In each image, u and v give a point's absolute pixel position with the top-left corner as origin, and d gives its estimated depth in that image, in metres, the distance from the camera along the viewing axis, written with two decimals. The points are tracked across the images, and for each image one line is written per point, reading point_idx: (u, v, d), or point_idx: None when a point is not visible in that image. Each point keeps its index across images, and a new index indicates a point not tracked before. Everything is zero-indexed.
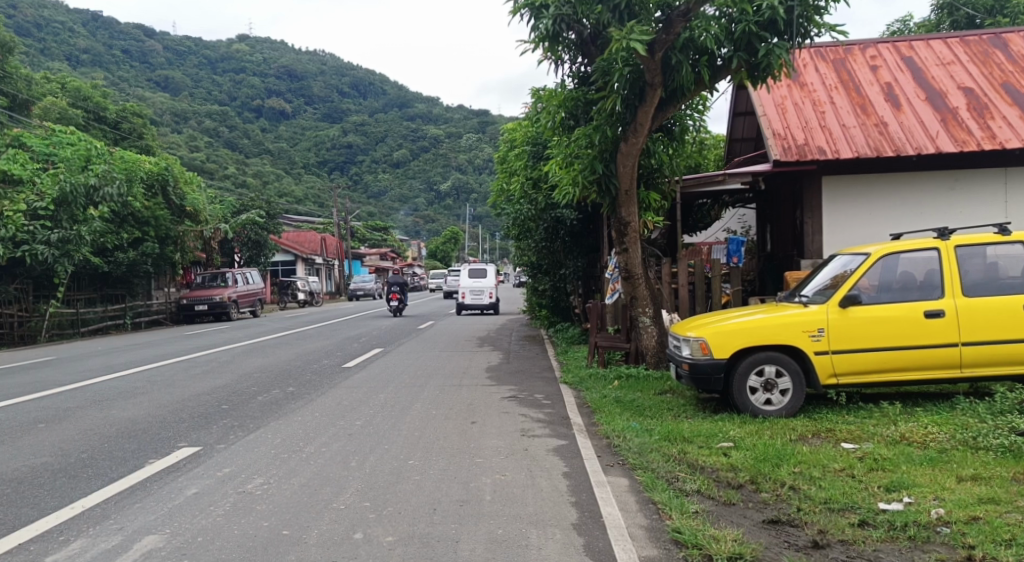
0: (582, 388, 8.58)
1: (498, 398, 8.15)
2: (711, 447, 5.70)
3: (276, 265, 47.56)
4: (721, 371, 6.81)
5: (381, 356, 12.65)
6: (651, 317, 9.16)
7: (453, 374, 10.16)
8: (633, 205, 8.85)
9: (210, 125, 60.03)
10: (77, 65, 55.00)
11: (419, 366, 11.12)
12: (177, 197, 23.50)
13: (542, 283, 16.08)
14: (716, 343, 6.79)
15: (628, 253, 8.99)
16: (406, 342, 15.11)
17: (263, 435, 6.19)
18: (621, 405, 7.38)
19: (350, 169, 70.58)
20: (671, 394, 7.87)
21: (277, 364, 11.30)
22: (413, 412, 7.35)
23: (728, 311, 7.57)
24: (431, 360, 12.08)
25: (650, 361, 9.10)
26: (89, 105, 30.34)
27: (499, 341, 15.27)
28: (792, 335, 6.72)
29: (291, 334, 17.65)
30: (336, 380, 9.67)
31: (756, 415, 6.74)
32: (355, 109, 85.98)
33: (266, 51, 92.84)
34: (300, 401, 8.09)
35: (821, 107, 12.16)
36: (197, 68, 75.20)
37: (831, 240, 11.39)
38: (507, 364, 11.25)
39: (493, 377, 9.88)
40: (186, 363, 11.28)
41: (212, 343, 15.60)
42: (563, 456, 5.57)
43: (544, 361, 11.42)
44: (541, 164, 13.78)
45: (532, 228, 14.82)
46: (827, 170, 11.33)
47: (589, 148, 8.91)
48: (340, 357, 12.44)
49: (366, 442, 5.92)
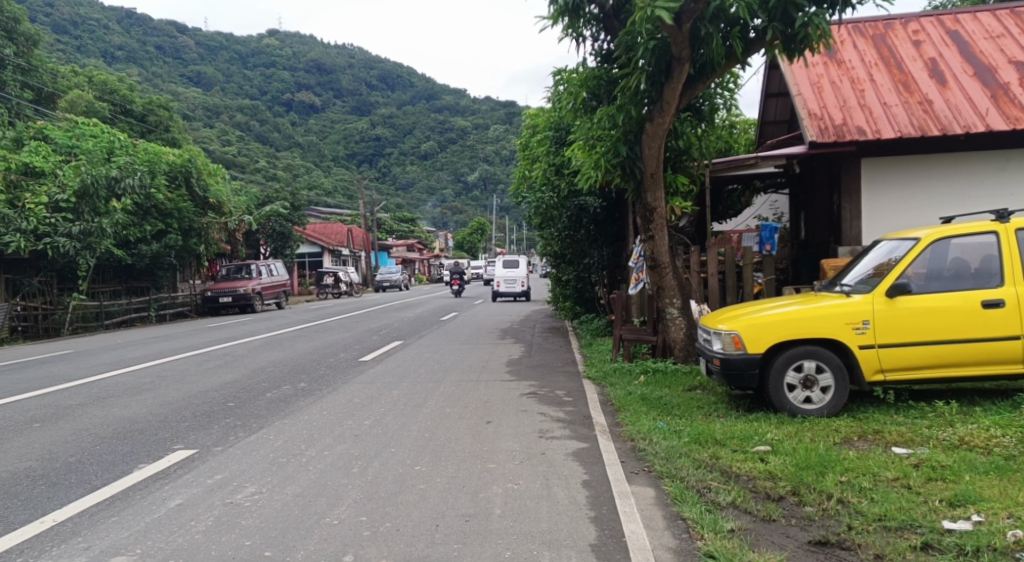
0: (606, 384, 8.09)
1: (516, 395, 7.74)
2: (746, 452, 5.16)
3: (304, 257, 47.79)
4: (756, 367, 6.23)
5: (399, 349, 12.35)
6: (679, 308, 8.62)
7: (472, 368, 9.77)
8: (660, 189, 8.31)
9: (240, 118, 60.55)
10: (111, 61, 55.83)
11: (437, 360, 10.78)
12: (200, 189, 23.57)
13: (565, 273, 15.56)
14: (750, 336, 6.22)
15: (654, 240, 8.45)
16: (426, 335, 14.80)
17: (265, 437, 5.90)
18: (647, 402, 6.88)
19: (378, 161, 70.65)
20: (702, 391, 7.34)
21: (293, 358, 11.09)
22: (425, 410, 6.98)
23: (763, 302, 6.97)
24: (450, 353, 11.72)
25: (678, 355, 8.58)
26: (114, 98, 30.55)
27: (522, 333, 14.85)
28: (834, 327, 6.09)
29: (313, 325, 17.51)
30: (350, 375, 9.38)
31: (795, 415, 6.14)
32: (382, 101, 86.15)
33: (295, 45, 93.37)
34: (309, 398, 7.80)
35: (861, 85, 11.35)
36: (228, 62, 75.97)
37: (871, 225, 10.64)
38: (528, 357, 10.82)
39: (512, 371, 9.47)
40: (202, 357, 11.16)
41: (233, 335, 15.53)
42: (582, 462, 5.12)
43: (567, 355, 10.96)
44: (564, 150, 13.25)
45: (554, 217, 14.32)
46: (868, 149, 10.56)
47: (613, 130, 8.37)
48: (358, 351, 12.18)
49: (372, 444, 5.58)
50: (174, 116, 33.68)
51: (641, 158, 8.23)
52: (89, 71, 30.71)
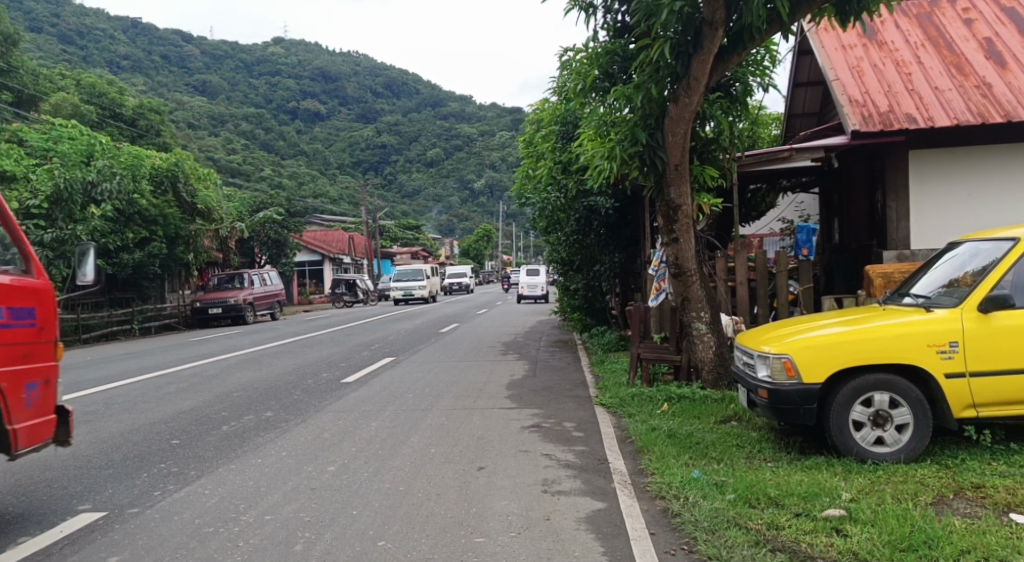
0: (624, 414, 6.83)
1: (515, 429, 6.54)
2: (816, 519, 3.90)
3: (305, 266, 46.78)
4: (813, 401, 4.98)
5: (389, 368, 11.17)
6: (707, 323, 7.42)
7: (466, 392, 8.56)
8: (685, 183, 7.14)
9: (247, 127, 59.88)
10: (118, 71, 55.39)
11: (428, 381, 9.59)
12: (187, 194, 22.90)
13: (573, 282, 14.33)
14: (806, 362, 4.98)
15: (678, 244, 7.23)
16: (422, 349, 13.62)
17: (198, 493, 4.71)
18: (675, 441, 5.63)
19: (384, 169, 69.97)
20: (740, 426, 6.10)
21: (270, 379, 9.96)
22: (405, 450, 5.80)
23: (815, 320, 5.74)
24: (444, 372, 10.52)
25: (706, 378, 7.38)
26: (104, 102, 30.22)
27: (526, 347, 13.62)
28: (913, 350, 4.85)
29: (303, 339, 16.40)
30: (326, 401, 8.22)
31: (864, 460, 4.87)
32: (389, 109, 85.80)
33: (302, 54, 93.19)
34: (272, 433, 6.64)
35: (906, 68, 10.10)
36: (233, 72, 75.61)
37: (921, 226, 9.39)
38: (532, 378, 9.62)
39: (513, 395, 8.26)
40: (168, 378, 10.06)
41: (215, 351, 14.45)
42: (599, 534, 3.85)
43: (576, 374, 9.75)
44: (571, 146, 12.06)
45: (561, 220, 13.12)
46: (916, 141, 9.32)
47: (631, 113, 7.19)
48: (343, 369, 11.03)
49: (330, 505, 4.38)
50: (168, 121, 33.01)
51: (663, 147, 7.04)
52: (77, 75, 30.18)
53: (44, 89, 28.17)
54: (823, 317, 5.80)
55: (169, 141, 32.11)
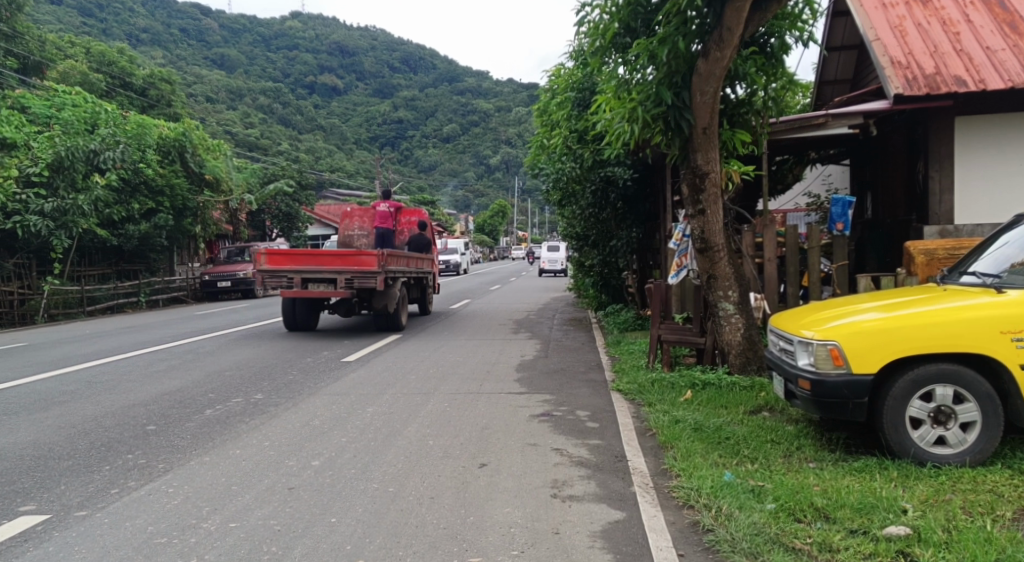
0: (642, 403, 6.21)
1: (522, 418, 5.95)
2: (877, 539, 3.27)
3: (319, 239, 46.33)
4: (864, 394, 4.29)
5: (393, 346, 10.66)
6: (735, 303, 6.73)
7: (472, 374, 8.00)
8: (714, 148, 6.40)
9: (265, 101, 59.34)
10: (137, 45, 55.10)
11: (432, 362, 9.03)
12: (195, 164, 22.45)
13: (588, 257, 13.63)
14: (856, 351, 4.30)
15: (705, 215, 6.52)
16: (430, 327, 13.09)
17: (164, 494, 4.21)
18: (702, 436, 5.00)
19: (401, 144, 69.27)
20: (772, 419, 5.48)
21: (268, 358, 9.49)
22: (400, 443, 5.26)
23: (861, 302, 5.05)
24: (451, 352, 9.96)
25: (733, 363, 6.72)
26: (113, 71, 29.74)
27: (538, 325, 13.05)
28: (983, 336, 4.15)
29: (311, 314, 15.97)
30: (322, 383, 7.71)
31: (922, 463, 4.19)
32: (405, 84, 84.74)
33: (319, 27, 92.24)
34: (256, 422, 6.14)
35: (954, 27, 9.13)
36: (251, 45, 74.92)
37: (963, 199, 8.50)
38: (543, 359, 9.05)
39: (522, 379, 7.70)
40: (162, 356, 9.65)
41: (220, 325, 14.08)
42: (616, 554, 3.26)
43: (589, 355, 9.16)
44: (589, 113, 11.25)
45: (576, 192, 12.47)
46: (964, 106, 8.39)
47: (654, 70, 6.38)
48: (346, 347, 10.53)
49: (307, 511, 3.84)
50: (179, 92, 32.55)
51: (690, 108, 6.26)
52: (87, 43, 29.73)
53: (51, 57, 27.69)
54: (870, 300, 5.11)
55: (181, 111, 31.68)
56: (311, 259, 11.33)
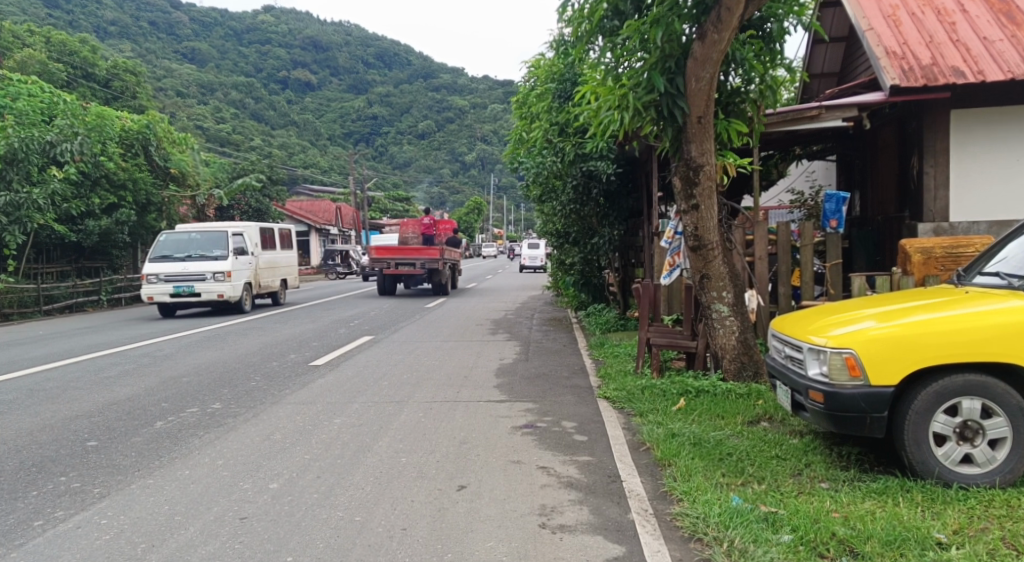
0: (633, 414, 5.77)
1: (504, 431, 5.46)
2: None
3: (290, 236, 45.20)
4: (883, 408, 3.89)
5: (366, 348, 10.10)
6: (730, 304, 6.34)
7: (449, 380, 7.49)
8: (710, 139, 5.96)
9: (237, 95, 57.99)
10: (105, 38, 53.50)
11: (406, 366, 8.50)
12: (159, 158, 21.51)
13: (568, 256, 13.16)
14: (874, 360, 3.90)
15: (699, 211, 6.10)
16: (405, 327, 12.53)
17: (93, 527, 3.64)
18: (702, 452, 4.56)
19: (376, 140, 68.20)
20: (774, 431, 5.06)
21: (230, 362, 8.87)
22: (370, 461, 4.74)
23: (872, 306, 4.65)
24: (426, 354, 9.43)
25: (727, 369, 6.33)
26: (75, 61, 28.55)
27: (517, 326, 12.59)
28: (1014, 345, 3.78)
29: (280, 314, 15.29)
30: (286, 391, 7.14)
31: (947, 484, 3.81)
32: (381, 80, 83.63)
33: (292, 22, 90.57)
34: (210, 435, 5.54)
35: (950, 17, 8.85)
36: (223, 39, 73.29)
37: (961, 195, 8.27)
38: (524, 362, 8.58)
39: (502, 385, 7.22)
40: (116, 360, 8.98)
41: (182, 326, 13.35)
42: None
43: (572, 359, 8.72)
44: (571, 105, 10.79)
45: (557, 187, 11.97)
46: (961, 99, 8.15)
47: (645, 53, 5.93)
48: (315, 350, 9.95)
49: (260, 548, 3.31)
50: (143, 83, 31.33)
51: (684, 94, 5.82)
52: (46, 32, 28.54)
53: (9, 45, 26.50)
54: (881, 303, 4.72)
55: (145, 103, 30.53)
56: (400, 253, 20.88)
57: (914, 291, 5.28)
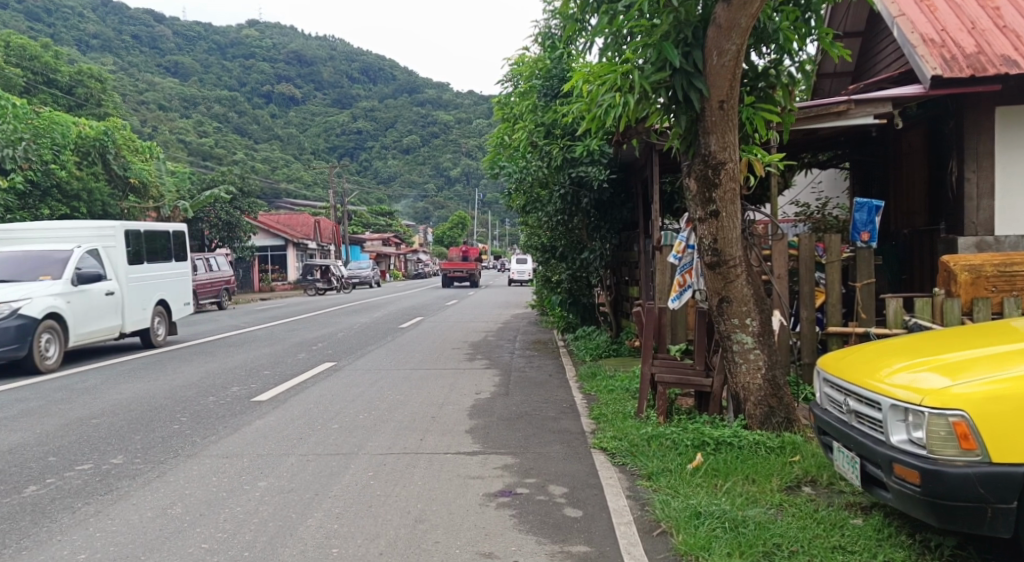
0: (641, 476, 4.58)
1: (473, 502, 4.18)
2: None
3: (266, 251, 43.44)
4: (1012, 498, 2.73)
5: (324, 378, 8.79)
6: (755, 334, 5.23)
7: (413, 423, 6.19)
8: (733, 130, 4.86)
9: (220, 109, 56.53)
10: (87, 51, 52.13)
11: (367, 402, 7.24)
12: (118, 166, 19.92)
13: (555, 272, 11.95)
14: (994, 427, 2.76)
15: (718, 218, 4.99)
16: (374, 352, 11.25)
17: None
18: (740, 542, 3.37)
19: (360, 155, 66.93)
20: (823, 507, 3.92)
21: (160, 395, 7.47)
22: (288, 557, 3.41)
23: (948, 348, 3.55)
24: (392, 387, 8.13)
25: (752, 414, 5.22)
26: (36, 65, 26.64)
27: (498, 350, 11.37)
28: None
29: (238, 335, 13.91)
30: (212, 437, 5.81)
31: None
32: (365, 95, 82.43)
33: (276, 37, 89.36)
34: (88, 509, 4.16)
35: (991, 5, 7.93)
36: (207, 53, 72.03)
37: (1004, 205, 7.29)
38: (504, 397, 7.37)
39: (477, 429, 5.99)
40: (22, 394, 7.56)
41: (125, 349, 11.90)
42: None
43: (560, 393, 7.53)
44: (559, 104, 9.66)
45: (543, 197, 10.85)
46: (1004, 96, 7.23)
47: (658, 20, 4.84)
48: (265, 380, 8.61)
49: None
50: (111, 90, 29.67)
51: (703, 73, 4.75)
52: (6, 35, 26.79)
53: None
54: (957, 344, 3.62)
55: (112, 112, 28.92)
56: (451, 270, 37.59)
57: (981, 325, 4.24)
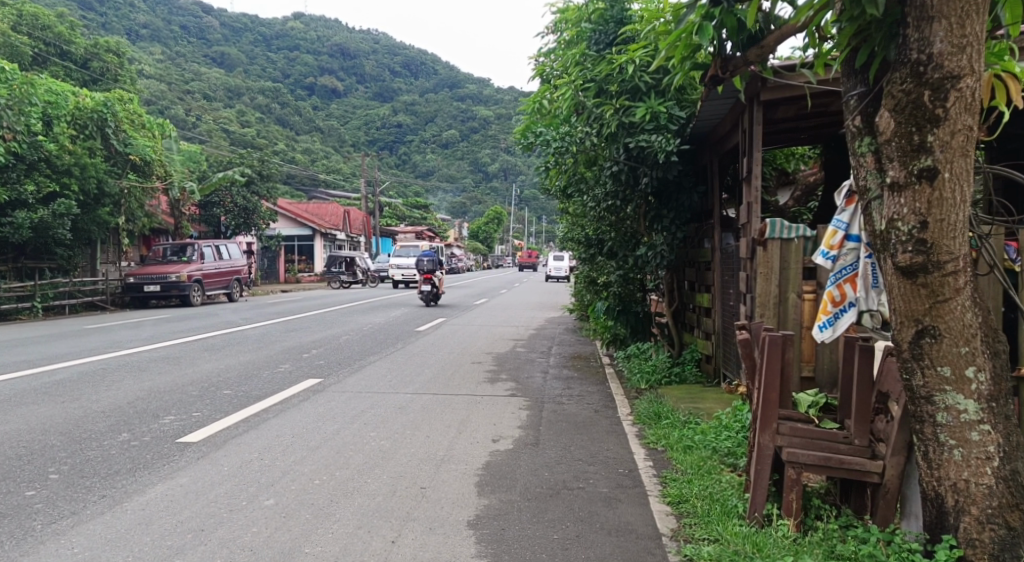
0: None
1: None
2: None
3: (294, 240, 42.01)
4: None
5: (295, 405, 6.78)
6: (986, 393, 2.88)
7: (384, 502, 4.11)
8: (976, 14, 2.57)
9: (262, 100, 55.34)
10: (136, 41, 51.60)
11: (335, 453, 5.19)
12: (119, 142, 18.23)
13: (601, 273, 9.70)
14: None
15: (935, 183, 2.68)
16: (376, 364, 9.21)
17: None
18: None
19: (399, 148, 65.20)
20: None
21: (59, 431, 5.56)
22: None
23: None
24: (378, 424, 6.05)
25: (974, 539, 2.88)
26: (49, 37, 25.22)
27: (527, 366, 9.22)
28: None
29: (227, 335, 12.07)
30: (67, 516, 3.79)
31: None
32: (406, 88, 80.53)
33: (321, 30, 88.26)
34: None
35: None
36: (252, 45, 71.32)
37: None
38: (528, 452, 5.23)
39: (483, 518, 3.87)
40: None
41: (86, 349, 10.13)
42: None
43: (605, 447, 5.36)
44: (614, 51, 7.45)
45: (593, 176, 8.66)
46: None
47: None
48: (218, 408, 6.64)
49: None
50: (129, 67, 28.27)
51: None
52: (22, 5, 25.35)
53: None
54: None
55: (129, 89, 27.55)
56: None
57: None
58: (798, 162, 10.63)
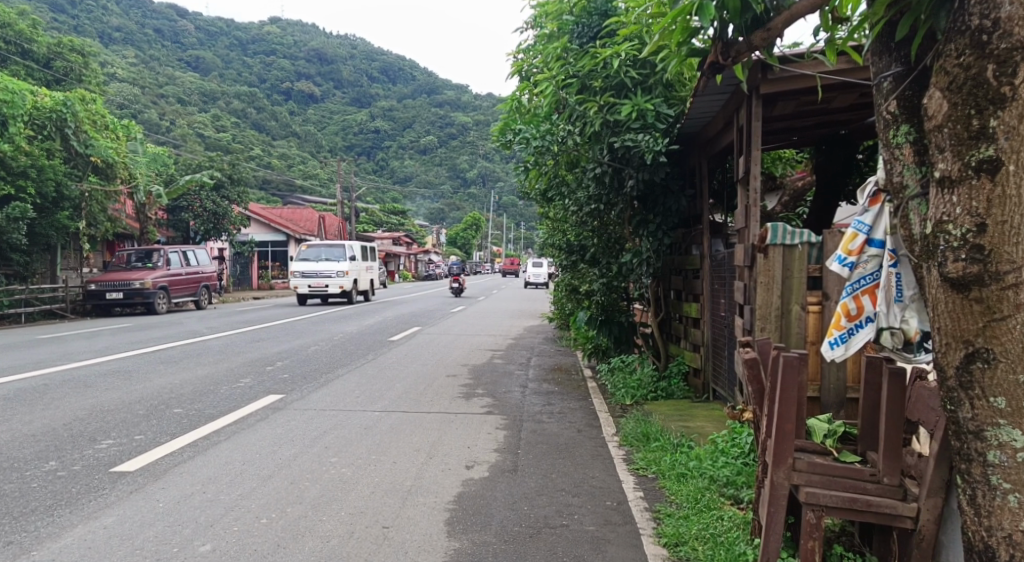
0: None
1: None
2: None
3: (267, 247, 41.00)
4: None
5: (250, 425, 6.16)
6: None
7: (341, 547, 3.53)
8: None
9: (237, 105, 54.20)
10: (107, 43, 50.20)
11: (289, 484, 4.59)
12: (80, 143, 17.39)
13: (583, 281, 9.24)
14: None
15: (998, 177, 2.06)
16: (343, 378, 8.61)
17: None
18: None
19: (376, 154, 64.35)
20: None
21: None
22: None
23: None
24: (339, 448, 5.46)
25: None
26: (10, 35, 24.14)
27: (505, 379, 8.69)
28: None
29: (187, 345, 11.34)
30: None
31: None
32: (383, 94, 79.71)
33: (297, 34, 86.98)
34: None
35: None
36: (227, 49, 69.94)
37: None
38: (505, 481, 4.69)
39: None
40: None
41: (29, 362, 9.34)
42: None
43: (591, 474, 4.85)
44: (598, 46, 7.01)
45: (575, 178, 8.22)
46: None
47: None
48: (164, 430, 5.99)
49: None
50: (95, 66, 27.25)
51: None
52: None
53: None
54: None
55: (95, 90, 26.54)
56: None
57: None
58: (784, 165, 10.19)
